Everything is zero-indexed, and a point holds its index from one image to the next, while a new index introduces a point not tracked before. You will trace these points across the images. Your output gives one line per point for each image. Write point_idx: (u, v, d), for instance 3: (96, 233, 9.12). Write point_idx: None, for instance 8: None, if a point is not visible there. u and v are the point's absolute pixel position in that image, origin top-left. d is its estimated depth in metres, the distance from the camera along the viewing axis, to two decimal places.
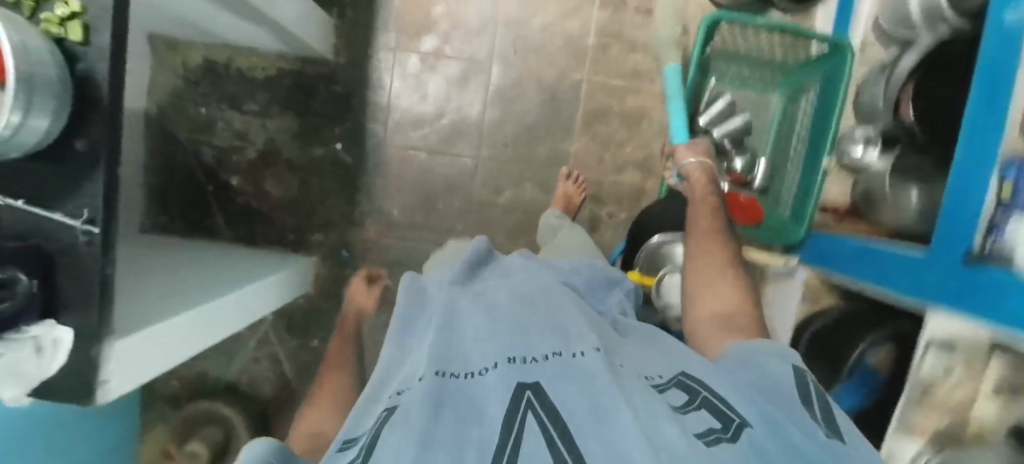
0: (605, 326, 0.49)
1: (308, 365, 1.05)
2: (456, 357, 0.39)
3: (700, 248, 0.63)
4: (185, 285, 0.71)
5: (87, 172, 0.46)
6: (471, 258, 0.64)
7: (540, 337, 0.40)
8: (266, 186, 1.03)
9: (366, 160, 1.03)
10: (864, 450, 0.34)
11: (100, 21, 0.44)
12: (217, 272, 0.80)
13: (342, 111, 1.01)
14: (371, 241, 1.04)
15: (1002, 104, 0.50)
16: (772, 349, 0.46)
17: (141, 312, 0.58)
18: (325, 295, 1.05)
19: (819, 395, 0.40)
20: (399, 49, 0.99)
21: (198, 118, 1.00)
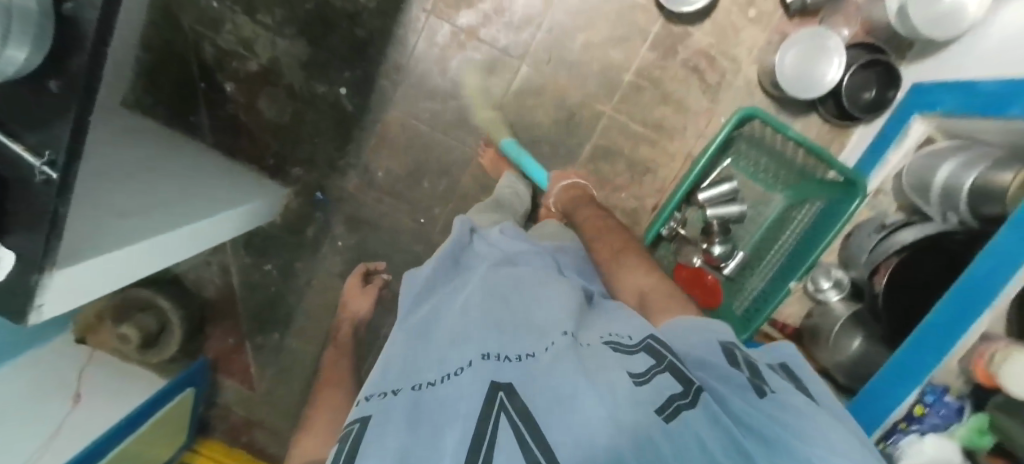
0: (584, 307, 0.52)
1: (258, 285, 1.11)
2: (434, 360, 0.43)
3: (601, 245, 0.71)
4: (156, 207, 0.71)
5: (56, 115, 0.44)
6: (455, 248, 0.65)
7: (512, 333, 0.44)
8: (259, 104, 0.99)
9: (366, 112, 0.99)
10: (791, 393, 0.37)
11: None
12: (184, 191, 0.79)
13: (356, 56, 0.96)
14: (348, 193, 1.04)
15: (965, 324, 0.57)
16: (717, 329, 0.46)
17: (99, 238, 0.59)
18: (290, 228, 1.06)
19: (743, 354, 0.42)
20: (436, 12, 0.94)
21: (209, 12, 0.94)
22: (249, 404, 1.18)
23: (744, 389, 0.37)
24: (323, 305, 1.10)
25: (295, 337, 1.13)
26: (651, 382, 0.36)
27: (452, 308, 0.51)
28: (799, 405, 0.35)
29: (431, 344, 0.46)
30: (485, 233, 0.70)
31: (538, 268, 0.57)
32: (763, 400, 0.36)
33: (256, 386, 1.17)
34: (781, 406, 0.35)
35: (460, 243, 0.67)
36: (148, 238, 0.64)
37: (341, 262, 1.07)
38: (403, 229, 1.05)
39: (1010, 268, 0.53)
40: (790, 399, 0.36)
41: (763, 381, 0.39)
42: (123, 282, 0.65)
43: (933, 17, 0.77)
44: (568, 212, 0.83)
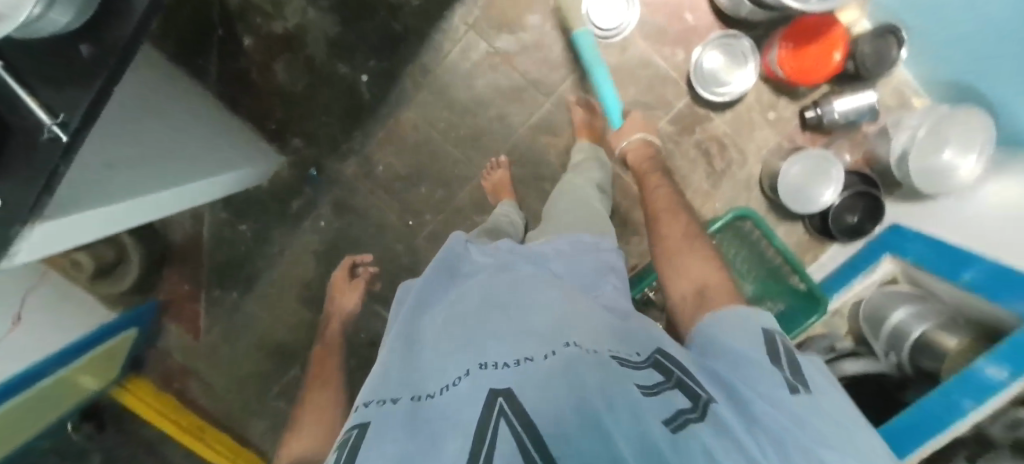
0: (588, 304, 0.49)
1: (227, 242, 1.08)
2: (435, 373, 0.42)
3: (668, 229, 0.65)
4: (153, 161, 0.69)
5: (82, 80, 0.41)
6: (449, 254, 0.62)
7: (509, 338, 0.42)
8: (275, 68, 0.97)
9: (382, 104, 0.99)
10: (829, 400, 0.38)
11: None
12: (182, 147, 0.76)
13: (387, 47, 0.95)
14: (343, 177, 1.03)
15: (915, 444, 0.64)
16: (759, 318, 0.47)
17: (91, 189, 0.57)
18: (276, 194, 1.05)
19: (785, 351, 0.43)
20: (476, 30, 0.94)
21: None
22: (186, 355, 1.14)
23: (770, 395, 0.37)
24: (291, 277, 1.09)
25: (254, 301, 1.11)
26: (658, 395, 0.35)
27: (454, 312, 0.49)
28: (825, 410, 0.36)
29: (428, 355, 0.45)
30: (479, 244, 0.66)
31: (537, 273, 0.56)
32: (796, 398, 0.36)
33: (202, 335, 1.13)
34: (814, 413, 0.35)
35: (452, 247, 0.63)
36: (134, 198, 0.62)
37: (319, 241, 1.06)
38: (389, 225, 1.04)
39: (967, 401, 0.60)
40: (824, 406, 0.37)
41: (801, 383, 0.39)
42: (100, 235, 0.63)
43: (926, 173, 0.84)
44: (641, 172, 0.78)
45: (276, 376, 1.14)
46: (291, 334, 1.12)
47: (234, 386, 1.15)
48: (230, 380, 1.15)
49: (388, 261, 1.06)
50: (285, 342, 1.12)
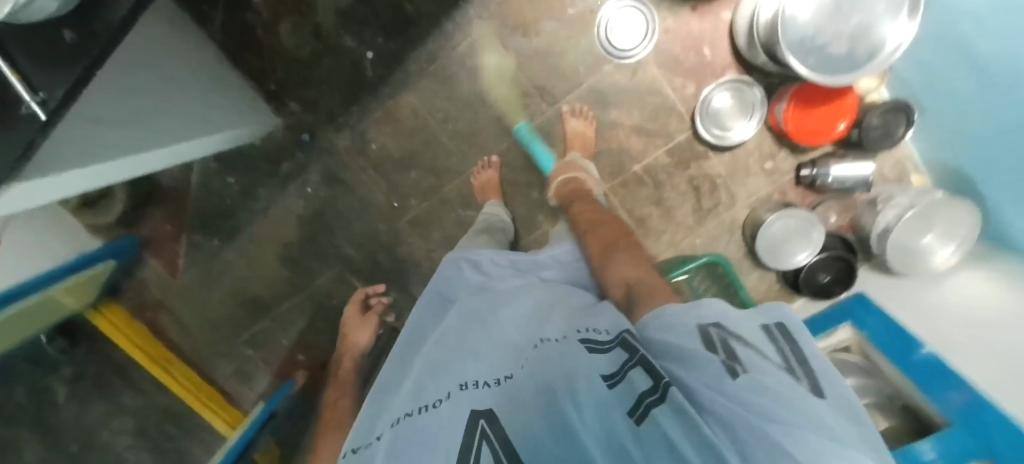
0: (565, 308, 0.50)
1: (214, 191, 1.09)
2: (415, 395, 0.41)
3: (593, 241, 0.65)
4: (144, 119, 0.67)
5: (68, 62, 0.38)
6: (438, 295, 0.64)
7: (489, 356, 0.42)
8: (282, 27, 0.95)
9: (384, 83, 0.97)
10: (781, 371, 0.31)
11: None
12: (181, 105, 0.75)
13: (398, 27, 0.93)
14: (336, 149, 1.03)
15: None
16: (704, 310, 0.38)
17: (80, 147, 0.55)
18: (267, 154, 1.05)
19: (720, 339, 0.35)
20: (490, 26, 0.92)
21: None
22: (162, 292, 1.17)
23: (711, 384, 0.30)
24: (272, 237, 1.11)
25: (235, 251, 1.13)
26: (620, 383, 0.33)
27: (442, 335, 0.50)
28: (777, 388, 0.29)
29: (412, 378, 0.44)
30: (472, 261, 0.67)
31: (517, 287, 0.57)
32: (739, 380, 0.29)
33: (179, 274, 1.16)
34: (756, 390, 0.28)
35: (436, 282, 0.65)
36: (132, 155, 0.62)
37: (304, 207, 1.07)
38: (375, 203, 1.05)
39: None
40: (768, 379, 0.29)
41: (737, 360, 0.32)
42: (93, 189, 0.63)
43: (908, 252, 0.84)
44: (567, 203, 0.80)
45: (247, 326, 1.17)
46: (266, 290, 1.15)
47: (206, 329, 1.18)
48: (203, 322, 1.18)
49: (370, 238, 1.08)
50: (260, 297, 1.15)
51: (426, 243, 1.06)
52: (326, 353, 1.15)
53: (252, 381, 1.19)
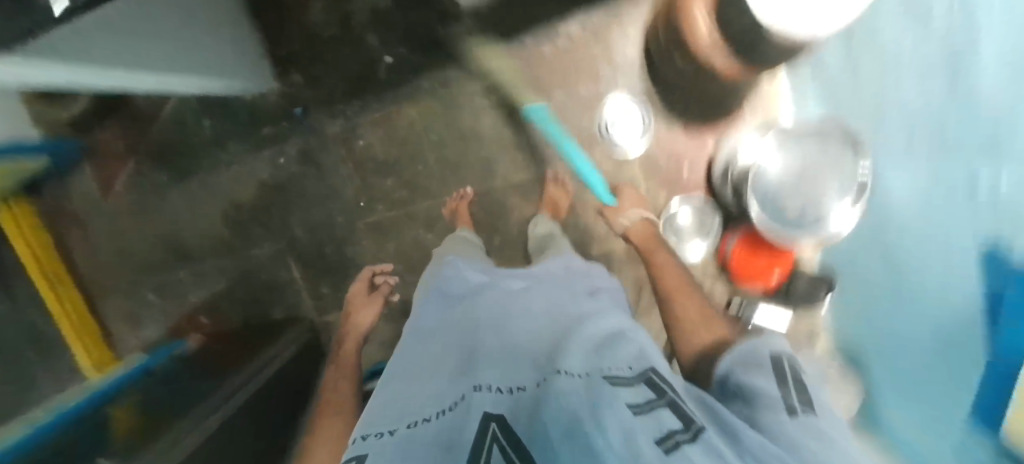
0: (573, 320, 0.51)
1: (183, 128, 1.05)
2: (429, 400, 0.40)
3: (684, 307, 0.67)
4: (163, 38, 0.68)
5: None
6: (445, 297, 0.65)
7: (499, 364, 0.43)
8: (314, 4, 0.97)
9: (392, 89, 1.00)
10: (837, 428, 0.37)
11: None
12: (177, 49, 0.72)
13: (423, 45, 0.97)
14: (324, 131, 1.03)
15: None
16: (763, 350, 0.47)
17: (94, 44, 0.56)
18: (253, 112, 1.03)
19: (795, 376, 0.44)
20: (508, 75, 0.97)
21: None
22: (86, 208, 1.10)
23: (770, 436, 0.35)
24: (226, 192, 1.07)
25: (179, 193, 1.08)
26: (650, 415, 0.33)
27: (453, 339, 0.51)
28: (824, 430, 0.36)
29: (424, 383, 0.44)
30: (474, 270, 0.71)
31: (525, 294, 0.59)
32: (794, 423, 0.36)
33: (111, 196, 1.10)
34: (805, 440, 0.34)
35: (438, 289, 0.67)
36: (84, 71, 0.57)
37: (270, 174, 1.05)
38: (343, 194, 1.05)
39: None
40: (823, 426, 0.36)
41: (809, 409, 0.39)
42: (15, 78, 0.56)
43: None
44: (647, 249, 0.80)
45: (162, 270, 1.12)
46: (199, 240, 1.10)
47: (116, 258, 1.11)
48: (115, 251, 1.11)
49: (325, 226, 1.07)
50: (189, 246, 1.11)
51: (378, 249, 1.07)
52: (235, 321, 1.11)
53: (142, 327, 1.12)
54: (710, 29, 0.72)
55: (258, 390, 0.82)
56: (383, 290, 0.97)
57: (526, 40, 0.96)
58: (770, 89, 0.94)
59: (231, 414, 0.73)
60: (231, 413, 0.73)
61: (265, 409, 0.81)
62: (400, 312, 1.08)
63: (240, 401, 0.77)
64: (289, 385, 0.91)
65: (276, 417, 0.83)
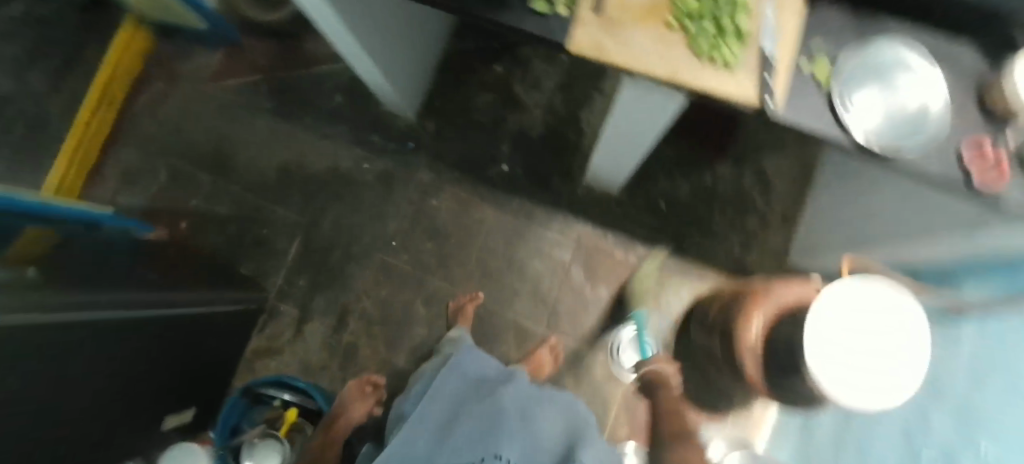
0: (585, 435, 0.63)
1: (319, 89, 1.16)
2: (452, 456, 0.59)
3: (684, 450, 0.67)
4: (380, 28, 0.84)
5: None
6: (463, 376, 0.73)
7: (517, 444, 0.59)
8: (486, 95, 1.12)
9: (488, 187, 1.10)
10: None
11: (548, 27, 0.54)
12: (370, 18, 0.79)
13: (536, 180, 1.09)
14: (413, 172, 1.12)
15: None
16: None
17: None
18: (377, 119, 1.14)
19: None
20: (577, 246, 1.07)
21: (554, 65, 1.11)
22: (193, 76, 1.20)
23: None
24: (302, 152, 1.15)
25: (267, 123, 1.17)
26: None
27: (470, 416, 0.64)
28: None
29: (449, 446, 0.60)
30: (482, 360, 0.75)
31: (542, 398, 0.67)
32: None
33: (216, 84, 1.19)
34: None
35: (452, 366, 0.74)
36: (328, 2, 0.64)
37: (347, 167, 1.13)
38: (385, 225, 1.11)
39: None
40: None
41: None
42: None
43: None
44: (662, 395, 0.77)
45: (196, 162, 1.17)
46: (245, 166, 1.16)
47: (170, 126, 1.19)
48: (173, 119, 1.19)
49: (349, 236, 1.11)
50: (234, 163, 1.16)
51: (372, 285, 1.09)
52: (210, 245, 1.13)
53: (131, 189, 1.16)
54: (757, 341, 0.75)
55: (169, 316, 0.79)
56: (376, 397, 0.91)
57: (609, 236, 1.07)
58: (762, 415, 1.04)
59: (132, 311, 0.71)
60: (138, 313, 0.72)
61: (153, 337, 0.77)
62: (342, 348, 1.07)
63: (150, 309, 0.75)
64: (189, 334, 0.86)
65: (151, 351, 0.77)
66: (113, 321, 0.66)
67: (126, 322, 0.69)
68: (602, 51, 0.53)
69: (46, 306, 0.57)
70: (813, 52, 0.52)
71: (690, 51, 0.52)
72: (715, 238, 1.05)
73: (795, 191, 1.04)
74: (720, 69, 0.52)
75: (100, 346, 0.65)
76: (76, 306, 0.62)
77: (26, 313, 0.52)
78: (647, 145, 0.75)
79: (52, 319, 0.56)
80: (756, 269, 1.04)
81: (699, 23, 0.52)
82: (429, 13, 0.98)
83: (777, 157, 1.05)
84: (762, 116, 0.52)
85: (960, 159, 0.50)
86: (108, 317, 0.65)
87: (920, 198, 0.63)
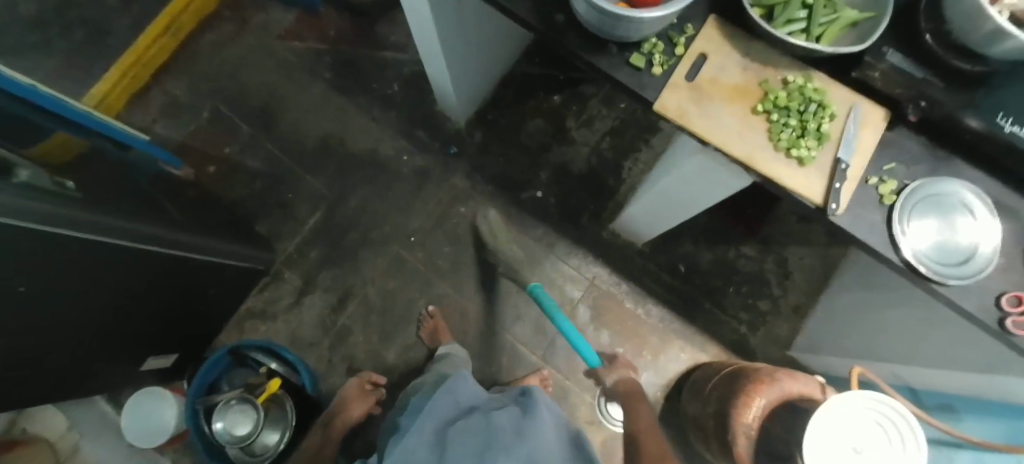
0: None
1: (380, 73, 1.18)
2: None
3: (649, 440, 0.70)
4: (462, 30, 0.85)
5: (539, 21, 0.58)
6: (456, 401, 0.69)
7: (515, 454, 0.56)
8: (537, 120, 1.14)
9: (518, 208, 1.11)
10: None
11: (641, 82, 0.56)
12: (456, 17, 0.80)
13: (566, 212, 1.11)
14: (449, 175, 1.13)
15: None
16: None
17: None
18: (428, 116, 1.16)
19: None
20: (590, 286, 1.08)
21: (609, 110, 1.15)
22: (262, 30, 1.22)
23: None
24: (346, 128, 1.15)
25: (320, 91, 1.18)
26: None
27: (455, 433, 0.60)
28: None
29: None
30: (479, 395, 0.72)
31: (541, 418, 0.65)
32: None
33: (281, 42, 1.21)
34: None
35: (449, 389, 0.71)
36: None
37: (387, 154, 1.14)
38: (409, 218, 1.11)
39: None
40: None
41: None
42: None
43: None
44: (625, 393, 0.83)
45: (241, 111, 1.18)
46: (289, 127, 1.16)
47: (225, 71, 1.20)
48: (230, 64, 1.20)
49: (371, 221, 1.11)
50: (278, 121, 1.17)
51: (382, 274, 1.09)
52: (234, 196, 1.13)
53: (173, 121, 1.17)
54: (756, 420, 0.73)
55: (161, 252, 0.76)
56: (376, 394, 0.96)
57: (623, 285, 1.08)
58: None
59: (131, 243, 0.68)
60: (132, 243, 0.69)
61: (145, 272, 0.74)
62: (337, 328, 1.06)
63: (145, 243, 0.72)
64: (184, 277, 0.84)
65: (142, 285, 0.75)
66: (108, 245, 0.64)
67: (122, 249, 0.67)
68: (685, 116, 0.54)
69: (39, 216, 0.52)
70: (883, 172, 0.54)
71: (769, 139, 0.54)
72: (724, 313, 1.06)
73: (811, 288, 1.06)
74: (793, 163, 0.53)
75: (94, 268, 0.63)
76: (78, 222, 0.59)
77: (27, 218, 0.50)
78: (698, 209, 0.76)
79: (53, 229, 0.54)
80: (757, 351, 1.05)
81: (784, 115, 0.54)
82: (508, 28, 1.01)
83: (800, 251, 1.08)
84: (821, 215, 0.54)
85: (999, 306, 0.51)
86: (104, 240, 0.63)
87: (946, 331, 0.64)
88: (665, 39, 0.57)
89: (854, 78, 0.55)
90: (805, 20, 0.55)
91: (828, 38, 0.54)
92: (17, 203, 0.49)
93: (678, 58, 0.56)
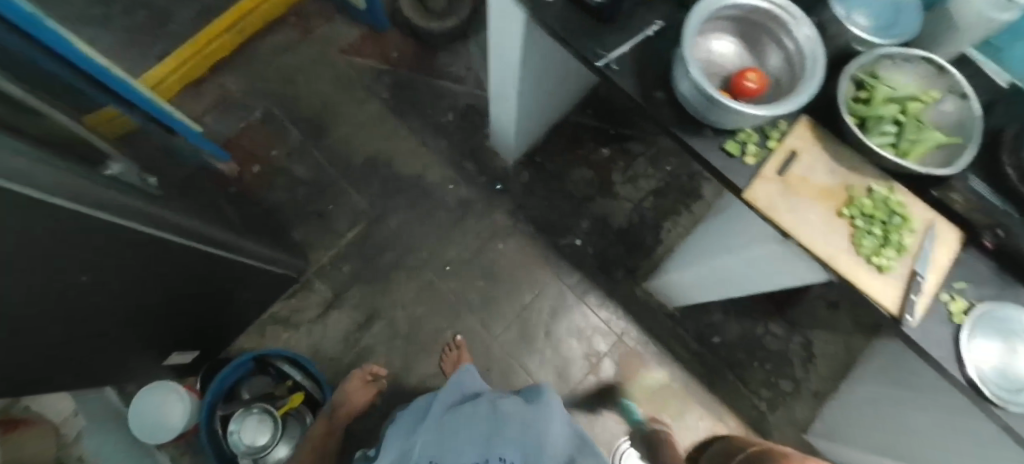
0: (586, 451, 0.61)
1: (436, 101, 1.20)
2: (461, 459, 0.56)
3: None
4: (537, 77, 0.88)
5: (640, 95, 0.61)
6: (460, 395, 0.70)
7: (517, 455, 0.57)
8: (585, 169, 1.16)
9: (556, 252, 1.12)
10: None
11: (733, 169, 0.58)
12: (537, 65, 0.83)
13: (602, 263, 1.12)
14: (492, 209, 1.14)
15: None
16: None
17: (537, 37, 0.72)
18: (479, 148, 1.18)
19: None
20: (618, 341, 1.08)
21: (654, 170, 1.18)
22: (325, 41, 1.24)
23: None
24: (396, 148, 1.17)
25: (375, 108, 1.19)
26: None
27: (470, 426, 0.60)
28: None
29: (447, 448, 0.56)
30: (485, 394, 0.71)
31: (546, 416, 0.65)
32: None
33: (342, 56, 1.23)
34: None
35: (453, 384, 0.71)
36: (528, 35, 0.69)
37: (433, 179, 1.15)
38: (447, 247, 1.11)
39: None
40: None
41: None
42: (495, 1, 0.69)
43: None
44: None
45: (293, 116, 1.18)
46: (339, 138, 1.17)
47: (283, 75, 1.21)
48: (289, 69, 1.21)
49: (408, 243, 1.11)
50: (328, 132, 1.17)
51: (412, 298, 1.08)
52: (274, 198, 1.13)
53: (225, 115, 1.18)
54: None
55: (208, 252, 0.74)
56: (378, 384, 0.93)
57: (650, 344, 1.08)
58: None
59: (183, 240, 0.67)
60: (185, 240, 0.68)
61: (191, 270, 0.73)
62: (360, 348, 1.04)
63: (195, 241, 0.71)
64: (222, 279, 0.82)
65: (182, 282, 0.73)
66: (165, 241, 0.63)
67: (175, 244, 0.66)
68: (773, 207, 0.56)
69: (101, 203, 0.50)
70: (954, 289, 0.56)
71: (851, 243, 0.56)
72: (746, 386, 1.07)
73: (832, 373, 1.07)
74: (872, 269, 0.55)
75: (144, 261, 0.61)
76: (139, 213, 0.58)
77: (88, 204, 0.47)
78: (754, 289, 0.77)
79: (116, 219, 0.52)
80: (774, 431, 1.05)
81: (868, 222, 0.55)
82: (574, 79, 1.04)
83: (824, 335, 1.09)
84: (893, 323, 0.56)
85: None
86: (163, 236, 0.62)
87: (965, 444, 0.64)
88: (759, 131, 0.60)
89: (934, 197, 0.58)
90: (894, 135, 0.58)
91: (915, 155, 0.56)
92: (83, 190, 0.47)
93: (770, 151, 0.59)
